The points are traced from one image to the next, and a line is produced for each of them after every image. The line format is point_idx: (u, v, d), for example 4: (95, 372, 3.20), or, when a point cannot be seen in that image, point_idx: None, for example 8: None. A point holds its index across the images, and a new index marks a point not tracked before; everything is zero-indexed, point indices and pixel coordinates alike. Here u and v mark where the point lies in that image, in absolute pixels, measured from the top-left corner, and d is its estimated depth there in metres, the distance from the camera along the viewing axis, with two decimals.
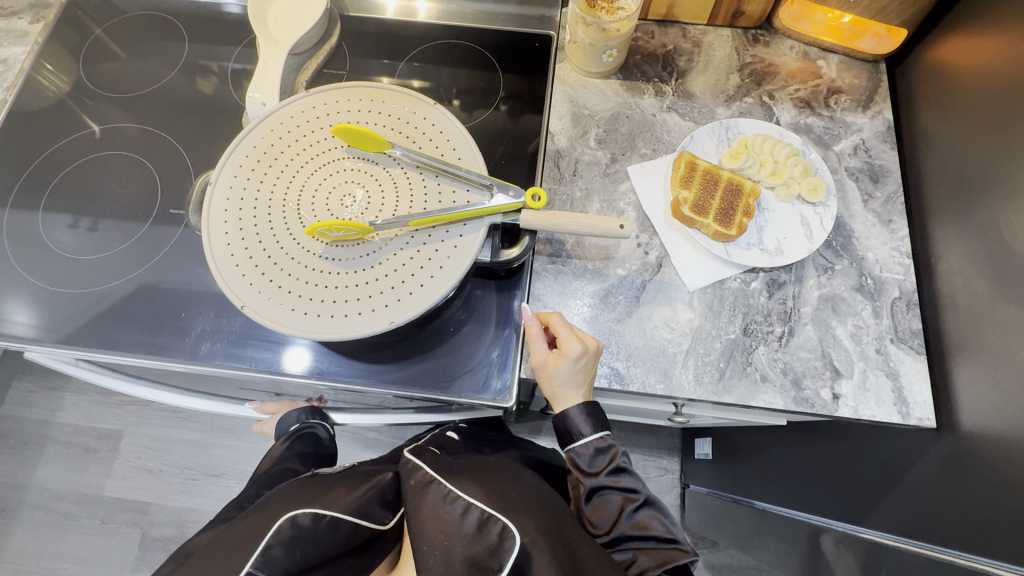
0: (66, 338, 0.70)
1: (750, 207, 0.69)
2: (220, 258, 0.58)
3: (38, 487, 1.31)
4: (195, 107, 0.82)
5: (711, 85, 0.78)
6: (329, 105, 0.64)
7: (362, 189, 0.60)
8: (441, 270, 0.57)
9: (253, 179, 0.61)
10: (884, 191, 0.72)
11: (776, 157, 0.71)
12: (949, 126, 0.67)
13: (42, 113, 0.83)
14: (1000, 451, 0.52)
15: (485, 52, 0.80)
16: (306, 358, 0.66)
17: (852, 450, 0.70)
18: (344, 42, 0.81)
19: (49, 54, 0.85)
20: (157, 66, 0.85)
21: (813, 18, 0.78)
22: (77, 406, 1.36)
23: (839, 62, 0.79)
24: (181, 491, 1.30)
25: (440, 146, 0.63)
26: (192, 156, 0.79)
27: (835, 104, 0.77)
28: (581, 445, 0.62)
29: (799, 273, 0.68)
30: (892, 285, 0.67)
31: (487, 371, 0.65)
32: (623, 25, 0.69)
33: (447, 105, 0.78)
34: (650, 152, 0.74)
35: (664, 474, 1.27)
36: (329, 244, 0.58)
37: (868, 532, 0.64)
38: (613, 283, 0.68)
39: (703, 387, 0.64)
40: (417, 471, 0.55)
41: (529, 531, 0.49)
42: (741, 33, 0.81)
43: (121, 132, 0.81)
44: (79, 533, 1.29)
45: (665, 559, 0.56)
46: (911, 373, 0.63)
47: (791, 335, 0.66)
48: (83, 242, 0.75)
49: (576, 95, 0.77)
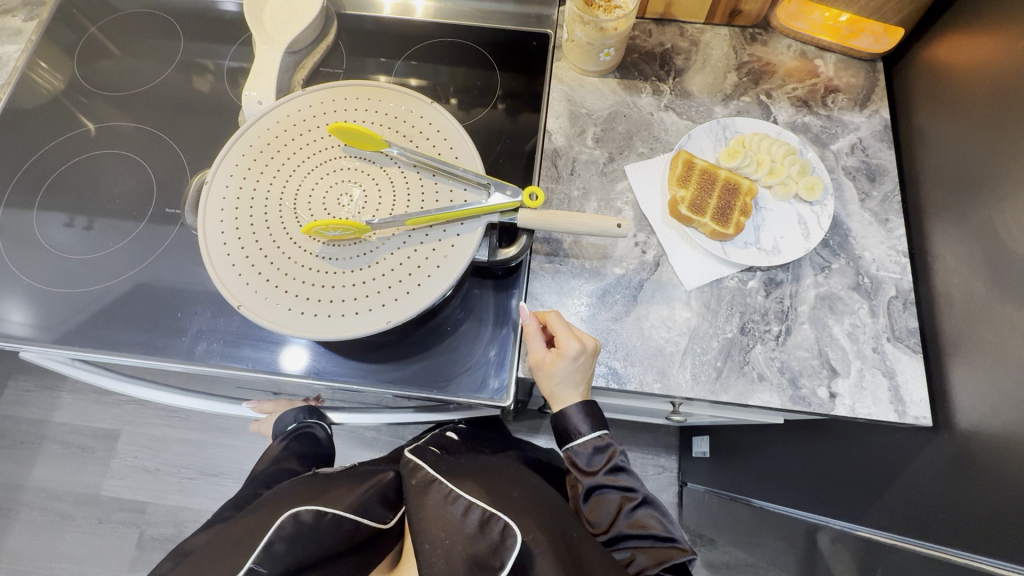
0: (61, 338, 0.69)
1: (747, 206, 0.69)
2: (216, 257, 0.57)
3: (35, 487, 1.31)
4: (191, 105, 0.81)
5: (709, 84, 0.78)
6: (325, 104, 0.64)
7: (359, 189, 0.60)
8: (438, 270, 0.57)
9: (249, 178, 0.60)
10: (881, 190, 0.72)
11: (773, 156, 0.71)
12: (947, 125, 0.67)
13: (37, 111, 0.82)
14: (997, 449, 0.53)
15: (482, 51, 0.80)
16: (303, 357, 0.66)
17: (849, 449, 0.70)
18: (341, 40, 0.81)
19: (43, 51, 0.85)
20: (151, 64, 0.84)
21: (811, 17, 0.78)
22: (74, 405, 1.36)
23: (837, 61, 0.79)
24: (178, 490, 1.30)
25: (437, 145, 0.63)
26: (188, 155, 0.78)
27: (832, 103, 0.77)
28: (579, 445, 0.62)
29: (796, 272, 0.68)
30: (888, 283, 0.68)
31: (485, 369, 0.65)
32: (620, 24, 0.69)
33: (444, 103, 0.77)
34: (647, 151, 0.74)
35: (662, 471, 1.27)
36: (325, 244, 0.58)
37: (865, 530, 0.64)
38: (611, 282, 0.68)
39: (700, 386, 0.64)
40: (418, 471, 0.55)
41: (531, 529, 0.49)
42: (739, 32, 0.80)
43: (117, 131, 0.81)
44: (76, 533, 1.28)
45: (662, 558, 0.56)
46: (907, 372, 0.63)
47: (788, 334, 0.66)
48: (78, 241, 0.75)
49: (573, 94, 0.77)
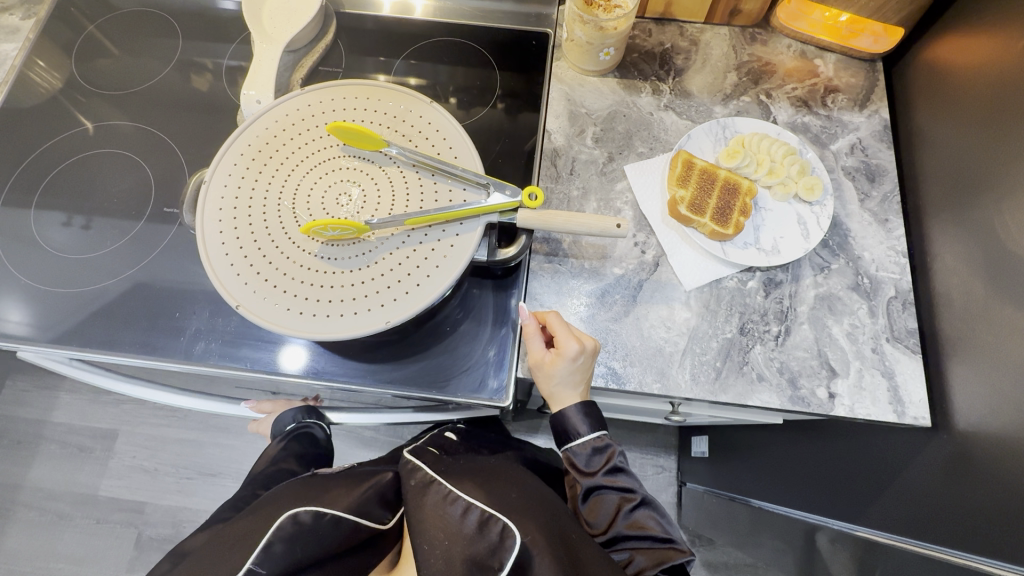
0: (59, 338, 0.69)
1: (747, 207, 0.69)
2: (215, 258, 0.57)
3: (32, 487, 1.31)
4: (190, 104, 0.81)
5: (709, 84, 0.78)
6: (324, 103, 0.64)
7: (358, 188, 0.60)
8: (437, 270, 0.57)
9: (248, 178, 0.60)
10: (880, 191, 0.72)
11: (773, 156, 0.71)
12: (947, 126, 0.67)
13: (34, 110, 0.82)
14: (996, 450, 0.53)
15: (482, 50, 0.80)
16: (302, 357, 0.66)
17: (848, 449, 0.70)
18: (340, 39, 0.80)
19: (40, 50, 0.85)
20: (149, 62, 0.84)
21: (811, 17, 0.78)
22: (71, 405, 1.35)
23: (836, 61, 0.79)
24: (176, 490, 1.30)
25: (436, 144, 0.63)
26: (187, 154, 0.78)
27: (832, 103, 0.77)
28: (579, 445, 0.62)
29: (796, 272, 0.68)
30: (888, 284, 0.68)
31: (484, 370, 0.65)
32: (620, 23, 0.69)
33: (444, 103, 0.77)
34: (647, 151, 0.74)
35: (660, 471, 1.27)
36: (324, 244, 0.58)
37: (865, 531, 0.64)
38: (610, 282, 0.67)
39: (700, 386, 0.63)
40: (417, 472, 0.55)
41: (530, 530, 0.49)
42: (739, 31, 0.80)
43: (115, 130, 0.81)
44: (74, 533, 1.28)
45: (661, 559, 0.56)
46: (907, 372, 0.63)
47: (788, 334, 0.66)
48: (76, 240, 0.75)
49: (573, 93, 0.77)
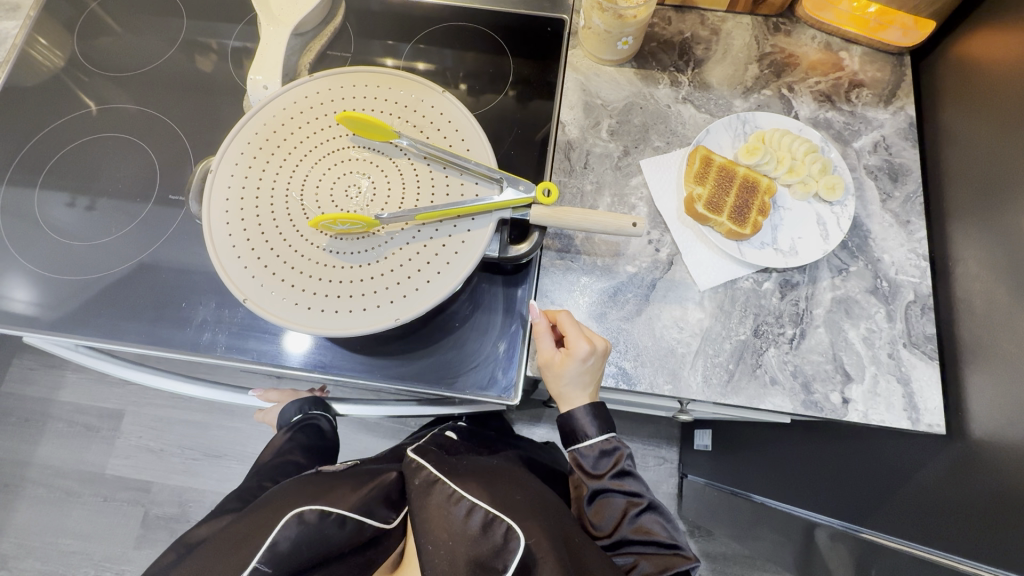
0: (63, 321, 0.69)
1: (766, 205, 0.67)
2: (221, 248, 0.56)
3: (40, 465, 1.32)
4: (195, 86, 0.79)
5: (728, 75, 0.75)
6: (334, 91, 0.62)
7: (367, 180, 0.58)
8: (447, 267, 0.56)
9: (254, 167, 0.59)
10: (903, 191, 0.70)
11: (794, 153, 0.69)
12: (973, 124, 0.65)
13: (38, 90, 0.80)
14: (1010, 460, 0.52)
15: (494, 35, 0.77)
16: (305, 346, 0.65)
17: (856, 452, 0.69)
18: (349, 21, 0.78)
19: (42, 28, 0.83)
20: (153, 42, 0.82)
21: (837, 7, 0.74)
22: (78, 385, 1.35)
23: (862, 54, 0.76)
24: (183, 470, 1.31)
25: (448, 137, 0.61)
26: (191, 139, 0.77)
27: (857, 98, 0.74)
28: (586, 446, 0.61)
29: (813, 274, 0.67)
30: (906, 287, 0.66)
31: (492, 366, 0.64)
32: (640, 11, 0.66)
33: (453, 90, 0.75)
34: (663, 145, 0.72)
35: (662, 463, 1.28)
36: (333, 237, 0.57)
37: (870, 532, 0.63)
38: (622, 280, 0.66)
39: (711, 388, 0.63)
40: (422, 471, 0.54)
41: (535, 533, 0.49)
42: (762, 21, 0.77)
43: (119, 112, 0.79)
44: (82, 510, 1.30)
45: (665, 565, 0.56)
46: (923, 378, 0.62)
47: (802, 337, 0.65)
48: (80, 222, 0.74)
49: (588, 83, 0.75)
